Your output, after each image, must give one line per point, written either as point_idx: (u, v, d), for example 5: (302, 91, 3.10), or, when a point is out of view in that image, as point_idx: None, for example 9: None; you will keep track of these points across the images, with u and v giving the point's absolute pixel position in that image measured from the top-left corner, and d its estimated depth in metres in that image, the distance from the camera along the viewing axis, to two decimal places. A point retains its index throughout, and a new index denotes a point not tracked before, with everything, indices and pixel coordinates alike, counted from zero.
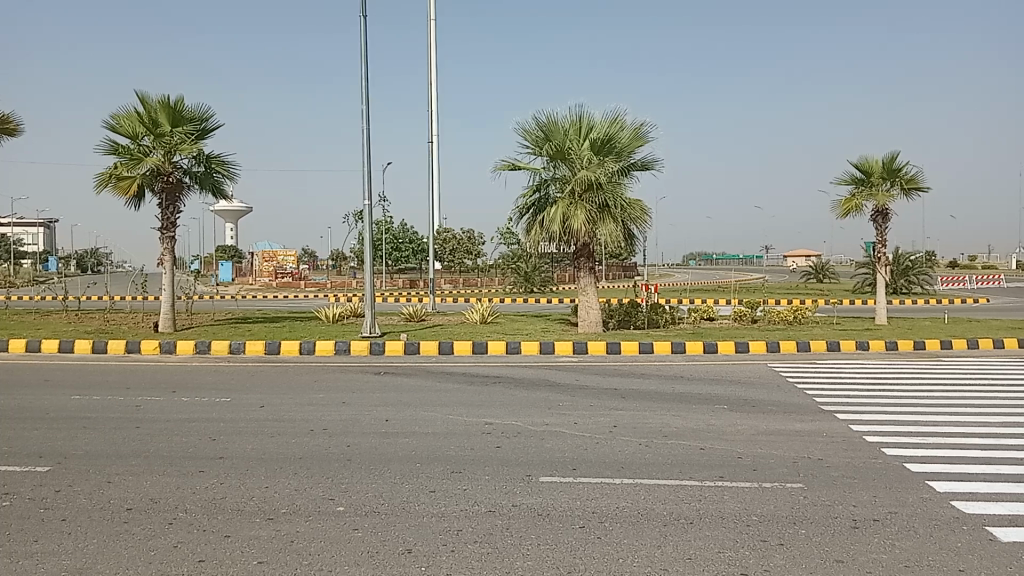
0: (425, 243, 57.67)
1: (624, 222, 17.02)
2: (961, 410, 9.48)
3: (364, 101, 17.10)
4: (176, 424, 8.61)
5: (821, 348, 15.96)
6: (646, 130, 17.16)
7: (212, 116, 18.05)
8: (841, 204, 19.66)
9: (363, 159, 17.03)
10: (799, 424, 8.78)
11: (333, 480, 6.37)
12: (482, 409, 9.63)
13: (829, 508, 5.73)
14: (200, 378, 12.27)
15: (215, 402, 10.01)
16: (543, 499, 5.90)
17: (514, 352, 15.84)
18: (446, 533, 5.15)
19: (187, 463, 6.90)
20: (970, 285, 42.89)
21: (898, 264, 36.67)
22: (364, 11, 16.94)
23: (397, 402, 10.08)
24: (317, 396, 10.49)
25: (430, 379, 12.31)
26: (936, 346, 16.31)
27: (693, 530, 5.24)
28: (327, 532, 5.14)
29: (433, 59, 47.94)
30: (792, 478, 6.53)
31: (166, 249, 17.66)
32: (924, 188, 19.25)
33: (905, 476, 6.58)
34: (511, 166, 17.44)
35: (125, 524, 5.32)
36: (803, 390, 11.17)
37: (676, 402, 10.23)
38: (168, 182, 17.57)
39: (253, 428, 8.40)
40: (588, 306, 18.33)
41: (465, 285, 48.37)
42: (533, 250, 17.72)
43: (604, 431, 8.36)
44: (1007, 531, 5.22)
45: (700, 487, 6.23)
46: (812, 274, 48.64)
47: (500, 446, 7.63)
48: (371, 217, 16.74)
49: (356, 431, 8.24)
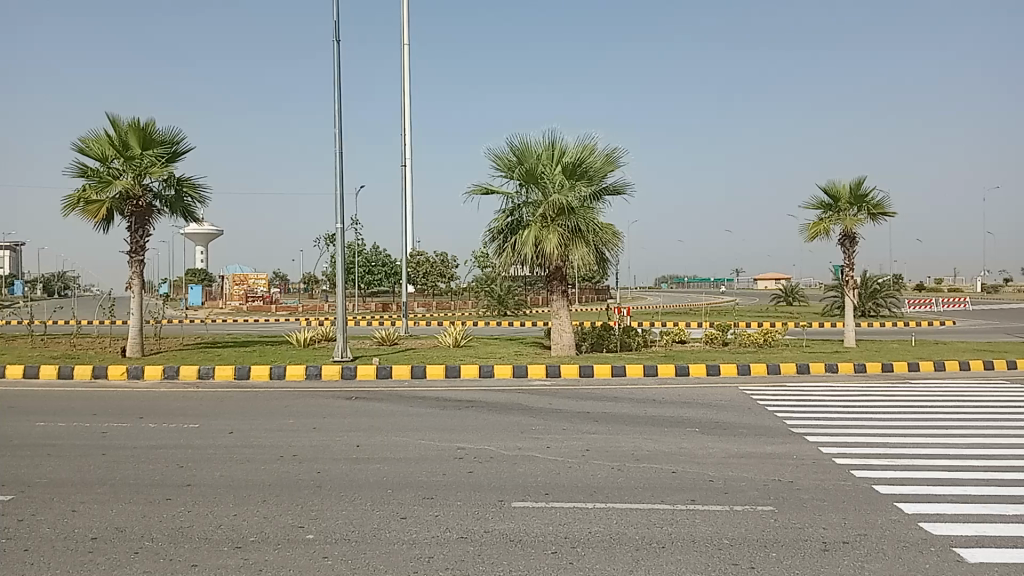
0: (398, 265, 57.38)
1: (596, 245, 17.12)
2: (926, 432, 9.62)
3: (335, 126, 17.10)
4: (142, 451, 8.48)
5: (790, 370, 16.10)
6: (617, 155, 17.35)
7: (183, 140, 17.93)
8: (809, 228, 19.92)
9: (336, 182, 17.00)
10: (770, 447, 8.83)
11: (303, 507, 6.31)
12: (454, 434, 9.59)
13: (798, 530, 5.76)
14: (168, 404, 12.10)
15: (184, 429, 9.88)
16: (515, 524, 5.88)
17: (487, 375, 15.82)
18: (417, 560, 5.10)
19: (154, 492, 6.79)
20: (936, 308, 43.84)
21: (866, 287, 37.25)
22: (339, 36, 17.05)
23: (369, 428, 9.99)
24: (287, 422, 10.38)
25: (401, 403, 12.23)
26: (904, 369, 16.55)
27: (666, 553, 5.25)
28: (297, 561, 5.08)
29: (406, 85, 47.88)
30: (763, 501, 6.57)
31: (134, 273, 17.45)
32: (890, 213, 19.57)
33: (874, 498, 6.63)
34: (483, 191, 17.50)
35: (89, 554, 5.22)
36: (773, 412, 11.26)
37: (649, 425, 10.25)
38: (137, 206, 17.40)
39: (222, 455, 8.31)
40: (561, 329, 18.35)
41: (439, 308, 48.28)
42: (505, 272, 17.75)
43: (576, 455, 8.37)
44: (974, 552, 5.28)
45: (671, 511, 6.24)
46: (782, 297, 49.28)
47: (472, 471, 7.60)
48: (343, 240, 16.66)
49: (327, 457, 8.17)
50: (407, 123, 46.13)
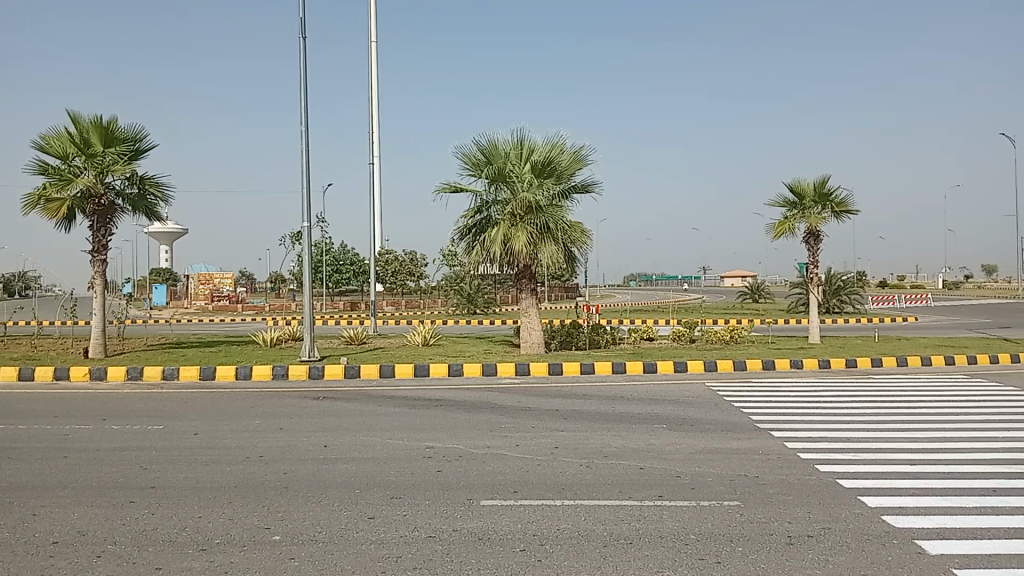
0: (366, 264, 57.06)
1: (564, 243, 17.17)
2: (888, 426, 9.77)
3: (302, 124, 16.96)
4: (106, 454, 8.35)
5: (756, 366, 16.28)
6: (586, 153, 17.40)
7: (146, 138, 17.69)
8: (775, 227, 20.14)
9: (303, 180, 16.86)
10: (736, 442, 8.93)
11: (269, 508, 6.25)
12: (423, 433, 9.57)
13: (764, 525, 5.83)
14: (131, 405, 11.92)
15: (147, 430, 9.74)
16: (483, 522, 5.88)
17: (456, 374, 15.79)
18: (385, 560, 5.08)
19: (116, 494, 6.70)
20: (898, 305, 44.59)
21: (830, 284, 37.79)
22: (305, 33, 16.90)
23: (336, 428, 9.92)
24: (253, 423, 10.28)
25: (369, 403, 12.18)
26: (867, 364, 16.79)
27: (633, 550, 5.27)
28: (263, 562, 5.04)
29: (373, 85, 47.61)
30: (728, 496, 6.63)
31: (97, 272, 17.18)
32: (853, 211, 19.86)
33: (837, 492, 6.72)
34: (452, 189, 17.47)
35: (51, 558, 5.13)
36: (740, 408, 11.38)
37: (616, 422, 10.30)
38: (100, 205, 17.11)
39: (186, 457, 8.20)
40: (530, 327, 18.39)
41: (408, 307, 48.09)
42: (474, 271, 17.73)
43: (545, 452, 8.40)
44: (935, 544, 5.38)
45: (639, 507, 6.28)
46: (748, 294, 49.78)
47: (440, 470, 7.59)
48: (310, 239, 16.53)
49: (293, 458, 8.12)
50: (375, 122, 45.87)
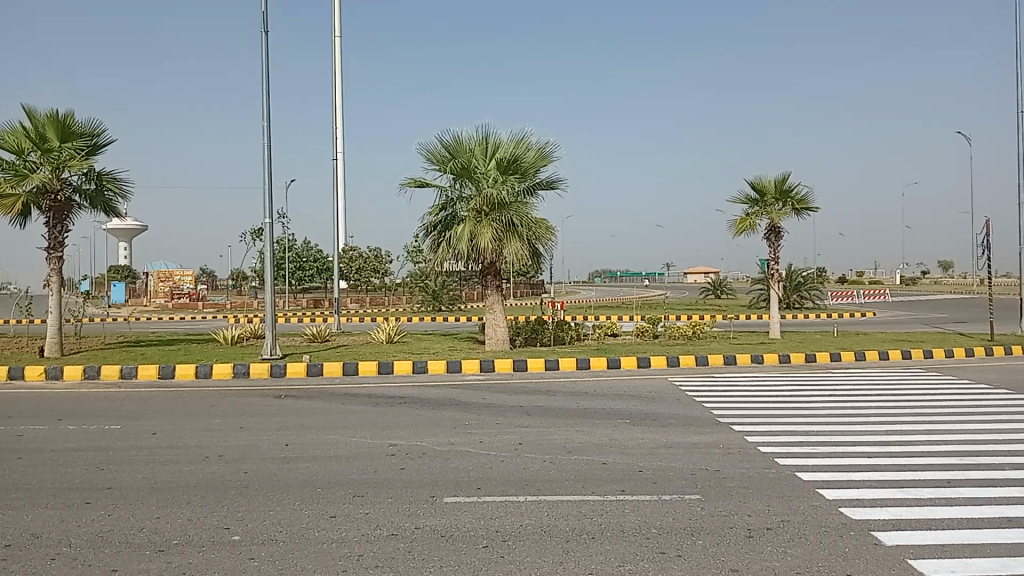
0: (330, 261, 56.60)
1: (529, 240, 17.18)
2: (846, 420, 9.93)
3: (264, 119, 16.76)
4: (61, 454, 8.19)
5: (718, 361, 16.45)
6: (551, 150, 17.43)
7: (104, 132, 17.38)
8: (737, 224, 20.35)
9: (265, 175, 16.67)
10: (697, 437, 9.01)
11: (229, 508, 6.17)
12: (386, 431, 9.52)
13: (724, 518, 5.89)
14: (88, 405, 11.70)
15: (104, 430, 9.56)
16: (446, 519, 5.87)
17: (420, 371, 15.74)
18: (346, 559, 5.05)
19: (72, 495, 6.57)
20: (857, 300, 45.36)
21: (790, 280, 38.31)
22: (266, 27, 16.71)
23: (298, 426, 9.84)
24: (213, 422, 10.14)
25: (332, 401, 12.09)
26: (826, 359, 17.04)
27: (595, 544, 5.29)
28: (222, 563, 4.97)
29: (336, 80, 47.14)
30: (690, 489, 6.69)
31: (53, 269, 16.84)
32: (813, 208, 20.14)
33: (796, 485, 6.81)
34: (416, 185, 17.39)
35: (3, 562, 5.02)
36: (702, 403, 11.48)
37: (580, 418, 10.34)
38: (56, 201, 16.78)
39: (144, 457, 8.07)
40: (495, 324, 18.38)
41: (372, 304, 47.74)
42: (439, 267, 17.68)
43: (508, 449, 8.40)
44: (891, 535, 5.48)
45: (602, 502, 6.30)
46: (710, 290, 50.28)
47: (403, 468, 7.56)
48: (272, 235, 16.35)
49: (254, 457, 8.03)
50: (339, 117, 45.44)
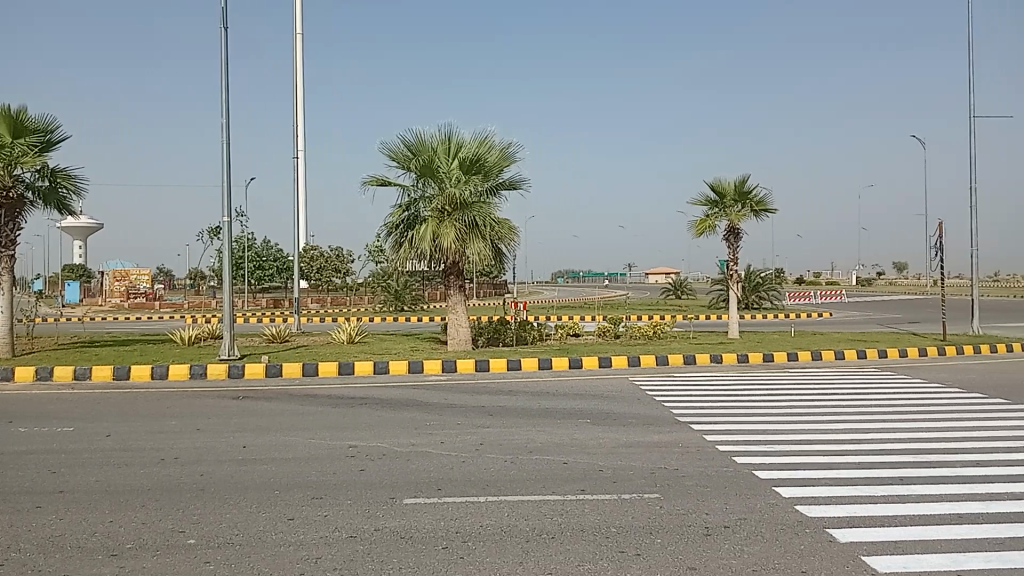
0: (290, 261, 56.05)
1: (492, 240, 17.18)
2: (802, 419, 10.08)
3: (223, 116, 16.55)
4: (10, 457, 8.00)
5: (678, 361, 16.61)
6: (513, 150, 17.45)
7: (57, 128, 17.02)
8: (697, 225, 20.55)
9: (224, 173, 16.47)
10: (657, 436, 9.09)
11: (185, 511, 6.09)
12: (346, 431, 9.46)
13: (682, 516, 5.95)
14: (39, 407, 11.46)
15: (57, 433, 9.37)
16: (405, 521, 5.85)
17: (382, 372, 15.66)
18: (304, 561, 5.01)
19: (22, 499, 6.43)
20: (814, 300, 46.09)
21: (750, 280, 38.81)
22: (225, 23, 16.51)
23: (256, 428, 9.73)
24: (169, 424, 9.99)
25: (292, 402, 11.97)
26: (784, 359, 17.29)
27: (554, 544, 5.31)
28: (176, 567, 4.90)
29: (298, 80, 46.71)
30: (649, 489, 6.74)
31: (4, 268, 16.45)
32: (772, 210, 20.41)
33: (753, 483, 6.90)
34: (378, 184, 17.29)
35: None
36: (662, 402, 11.58)
37: (541, 418, 10.37)
38: (7, 198, 16.38)
39: (98, 459, 7.92)
40: (457, 324, 18.35)
41: (334, 304, 47.35)
42: (401, 267, 17.60)
43: (469, 449, 8.39)
44: (845, 531, 5.58)
45: (562, 502, 6.33)
46: (671, 290, 50.74)
47: (363, 469, 7.52)
48: (231, 234, 16.14)
49: (211, 459, 7.93)
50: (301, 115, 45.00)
